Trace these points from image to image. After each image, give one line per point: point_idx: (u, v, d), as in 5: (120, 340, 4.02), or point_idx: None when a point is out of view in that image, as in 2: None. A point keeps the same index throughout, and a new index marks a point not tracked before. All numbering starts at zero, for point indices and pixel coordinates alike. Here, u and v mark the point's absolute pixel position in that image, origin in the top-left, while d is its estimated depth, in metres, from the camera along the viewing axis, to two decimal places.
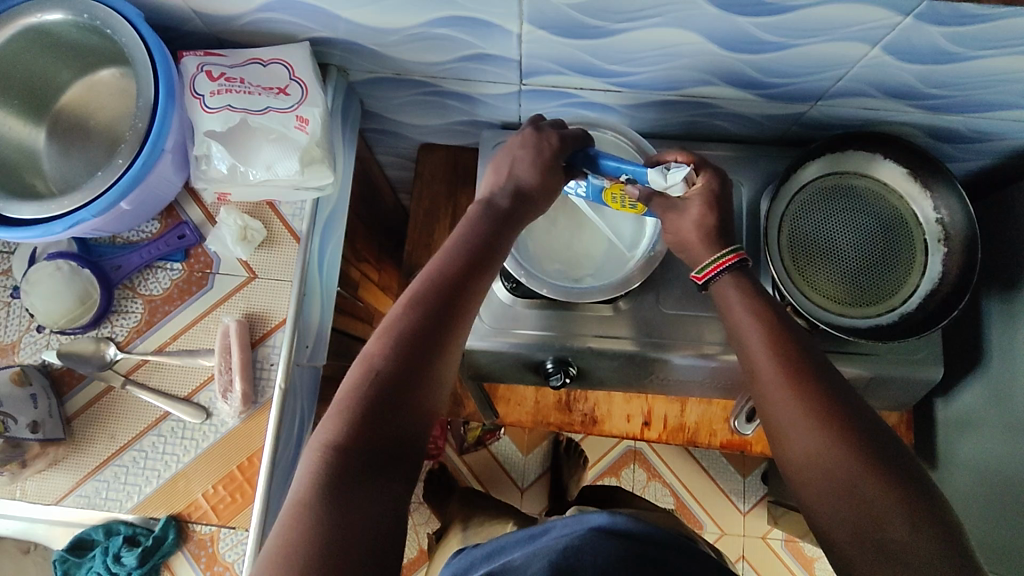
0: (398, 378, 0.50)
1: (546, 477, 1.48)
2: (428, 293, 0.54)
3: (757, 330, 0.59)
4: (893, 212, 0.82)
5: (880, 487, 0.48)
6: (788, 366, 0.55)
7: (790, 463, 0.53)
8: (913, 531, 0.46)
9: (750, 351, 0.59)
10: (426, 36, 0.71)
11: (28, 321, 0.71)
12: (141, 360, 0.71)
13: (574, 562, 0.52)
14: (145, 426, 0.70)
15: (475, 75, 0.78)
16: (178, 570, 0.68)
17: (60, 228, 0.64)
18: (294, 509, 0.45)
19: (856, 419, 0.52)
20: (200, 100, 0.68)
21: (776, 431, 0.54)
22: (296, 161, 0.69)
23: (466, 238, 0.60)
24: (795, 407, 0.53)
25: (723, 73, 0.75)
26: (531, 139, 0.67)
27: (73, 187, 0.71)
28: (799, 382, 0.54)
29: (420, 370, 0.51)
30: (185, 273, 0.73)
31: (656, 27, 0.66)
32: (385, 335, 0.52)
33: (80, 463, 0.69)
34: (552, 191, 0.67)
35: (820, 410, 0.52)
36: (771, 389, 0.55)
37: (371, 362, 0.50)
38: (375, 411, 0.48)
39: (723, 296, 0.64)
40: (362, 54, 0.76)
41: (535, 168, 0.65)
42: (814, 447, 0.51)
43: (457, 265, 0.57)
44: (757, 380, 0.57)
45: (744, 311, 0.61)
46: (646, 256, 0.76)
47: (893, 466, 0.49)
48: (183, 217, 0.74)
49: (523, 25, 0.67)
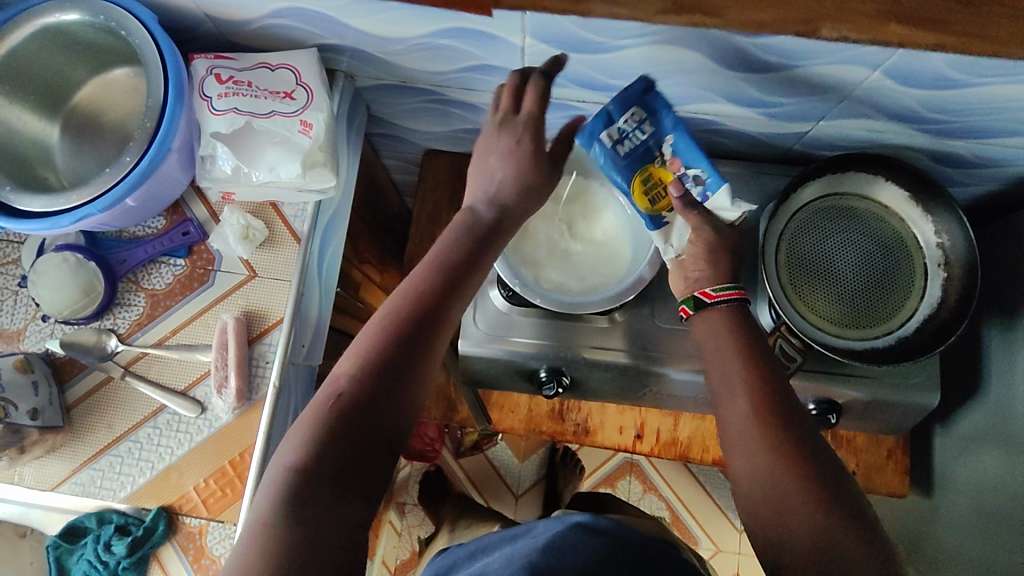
0: (364, 401, 0.49)
1: (541, 485, 1.50)
2: (404, 311, 0.53)
3: (722, 347, 0.59)
4: (892, 234, 0.82)
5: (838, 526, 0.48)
6: (752, 388, 0.55)
7: (747, 497, 0.52)
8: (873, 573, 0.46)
9: (725, 378, 0.57)
10: (431, 46, 0.72)
11: (34, 310, 0.73)
12: (140, 352, 0.72)
13: (562, 554, 0.54)
14: (142, 418, 0.71)
15: (479, 84, 0.80)
16: (167, 560, 0.69)
17: (67, 223, 0.65)
18: (255, 529, 0.46)
19: (816, 459, 0.51)
20: (208, 102, 0.69)
21: (740, 468, 0.53)
22: (298, 164, 0.70)
23: (448, 253, 0.58)
24: (761, 437, 0.52)
25: (724, 91, 0.76)
26: (502, 142, 0.63)
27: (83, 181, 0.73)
28: (762, 409, 0.54)
29: (386, 392, 0.50)
30: (187, 269, 0.75)
31: (655, 44, 0.67)
32: (356, 356, 0.51)
33: (77, 451, 0.71)
34: (535, 197, 0.64)
35: (783, 440, 0.52)
36: (744, 424, 0.54)
37: (338, 383, 0.50)
38: (337, 435, 0.48)
39: (704, 319, 0.61)
40: (369, 62, 0.77)
41: (513, 173, 0.63)
42: (774, 483, 0.50)
43: (437, 277, 0.56)
44: (721, 402, 0.56)
45: (707, 330, 0.61)
46: (634, 278, 0.76)
47: (849, 505, 0.49)
48: (188, 214, 0.76)
49: (525, 38, 0.69)
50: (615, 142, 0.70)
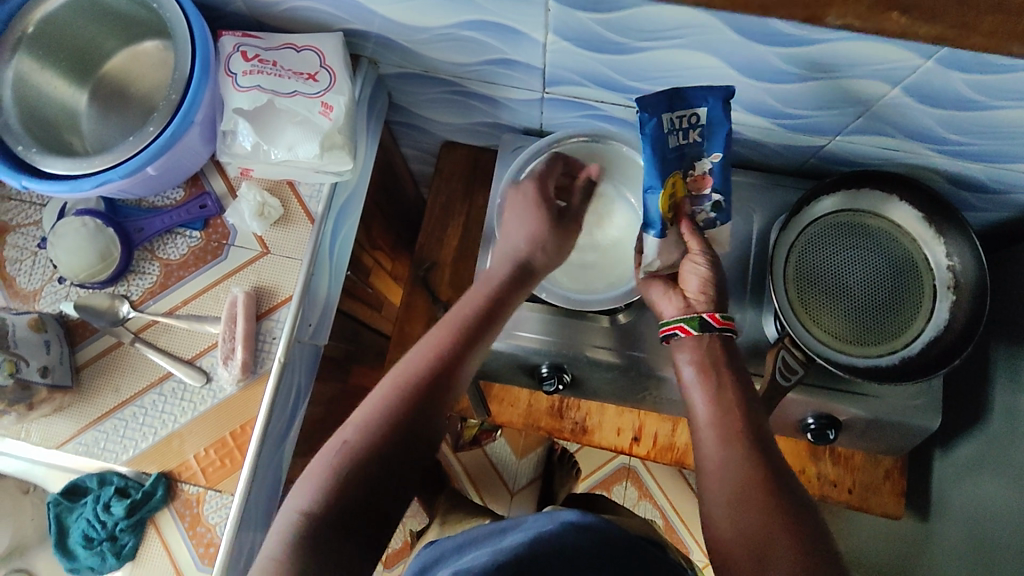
0: (373, 450, 0.54)
1: (537, 484, 1.50)
2: (416, 368, 0.59)
3: (701, 390, 0.62)
4: (904, 255, 0.82)
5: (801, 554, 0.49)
6: (727, 426, 0.59)
7: (723, 528, 0.54)
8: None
9: (706, 416, 0.60)
10: (454, 37, 0.73)
11: (51, 272, 0.76)
12: (151, 320, 0.74)
13: (544, 550, 0.54)
14: (148, 384, 0.72)
15: (500, 78, 0.81)
16: (163, 525, 0.69)
17: (88, 186, 0.66)
18: (265, 563, 0.49)
19: (788, 499, 0.54)
20: (232, 78, 0.70)
21: (715, 508, 0.55)
22: (317, 145, 0.71)
23: (466, 312, 0.65)
24: (735, 468, 0.56)
25: (743, 100, 0.76)
26: (517, 196, 0.76)
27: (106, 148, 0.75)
28: (738, 444, 0.57)
29: (394, 444, 0.55)
30: (202, 241, 0.76)
31: (677, 48, 0.68)
32: (369, 410, 0.56)
33: (84, 411, 0.72)
34: (562, 253, 0.73)
35: (756, 472, 0.55)
36: (725, 461, 0.56)
37: (348, 433, 0.55)
38: (348, 481, 0.53)
39: (689, 354, 0.65)
40: (393, 49, 0.79)
41: (535, 231, 0.72)
42: (745, 512, 0.53)
43: (465, 329, 0.63)
44: (701, 437, 0.60)
45: (690, 366, 0.64)
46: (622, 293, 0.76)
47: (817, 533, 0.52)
48: (207, 187, 0.77)
49: (548, 35, 0.69)
50: (666, 130, 0.66)
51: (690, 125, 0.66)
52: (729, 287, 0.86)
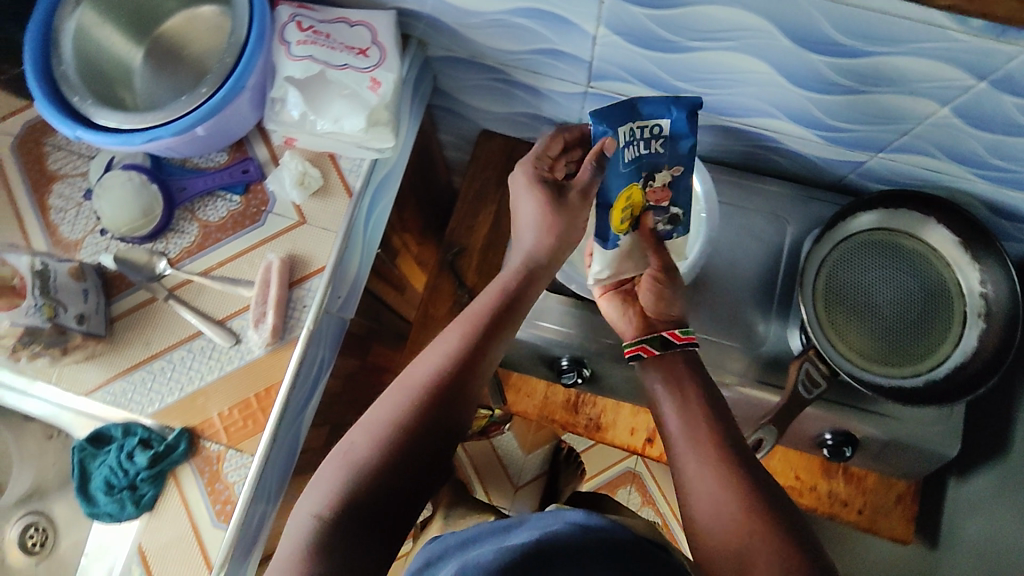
0: (384, 460, 0.52)
1: (542, 479, 1.50)
2: (424, 377, 0.56)
3: (669, 401, 0.63)
4: (936, 278, 0.81)
5: (778, 552, 0.50)
6: (694, 433, 0.59)
7: (700, 531, 0.54)
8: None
9: (675, 427, 0.61)
10: (505, 23, 0.74)
11: (93, 223, 0.78)
12: (186, 279, 0.75)
13: (549, 549, 0.54)
14: (179, 339, 0.74)
15: (545, 68, 0.82)
16: (183, 480, 0.70)
17: (140, 141, 0.68)
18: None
19: (765, 498, 0.54)
20: (286, 47, 0.71)
21: (694, 516, 0.55)
22: (363, 119, 0.72)
23: (475, 312, 0.61)
24: (700, 469, 0.56)
25: (787, 108, 0.76)
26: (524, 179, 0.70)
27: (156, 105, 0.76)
28: (701, 445, 0.58)
29: (407, 452, 0.53)
30: (242, 206, 0.78)
31: (727, 50, 0.68)
32: (375, 420, 0.54)
33: (113, 361, 0.74)
34: (577, 227, 0.67)
35: (725, 470, 0.55)
36: (694, 467, 0.57)
37: (355, 447, 0.53)
38: (360, 492, 0.51)
39: (656, 372, 0.65)
40: (444, 32, 0.80)
41: (543, 207, 0.66)
42: (716, 511, 0.53)
43: (472, 341, 0.59)
44: (671, 446, 0.60)
45: (656, 383, 0.64)
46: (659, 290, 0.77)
47: (788, 523, 0.52)
48: (250, 153, 0.79)
49: (599, 27, 0.70)
50: (628, 139, 0.66)
51: (653, 134, 0.68)
52: (757, 297, 0.86)
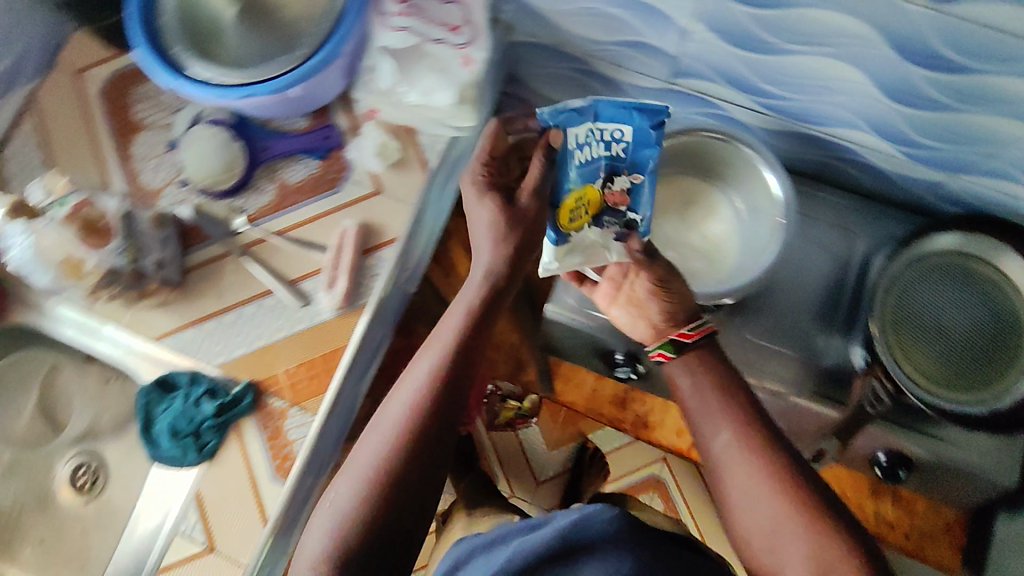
0: (373, 504, 0.51)
1: (564, 478, 1.51)
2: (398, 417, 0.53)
3: (692, 386, 0.61)
4: (1011, 308, 0.78)
5: (818, 536, 0.53)
6: (724, 421, 0.58)
7: (741, 520, 0.56)
8: (857, 573, 0.52)
9: (704, 418, 0.59)
10: (597, 12, 0.74)
11: (173, 174, 0.79)
12: (262, 237, 0.77)
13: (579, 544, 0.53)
14: (251, 295, 0.75)
15: (629, 61, 0.81)
16: (246, 434, 0.72)
17: (235, 96, 0.69)
18: None
19: (807, 483, 0.56)
20: (385, 17, 0.71)
21: (731, 497, 0.57)
22: (453, 93, 0.73)
23: (441, 337, 0.56)
24: (737, 466, 0.57)
25: (874, 121, 0.75)
26: (475, 196, 0.60)
27: (243, 66, 0.70)
28: (734, 443, 0.57)
29: (394, 492, 0.51)
30: (320, 171, 0.79)
31: (824, 56, 0.68)
32: (356, 470, 0.53)
33: (184, 311, 0.75)
34: (540, 233, 0.59)
35: (763, 459, 0.56)
36: (730, 455, 0.57)
37: (341, 498, 0.52)
38: (355, 537, 0.50)
39: (684, 371, 0.62)
40: (531, 17, 0.79)
41: (499, 217, 0.58)
42: (759, 507, 0.55)
43: (440, 371, 0.54)
44: (699, 435, 0.60)
45: (684, 378, 0.61)
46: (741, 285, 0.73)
47: (831, 512, 0.54)
48: (332, 120, 0.80)
49: (695, 23, 0.69)
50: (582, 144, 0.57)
51: (613, 139, 0.58)
52: (819, 309, 0.86)
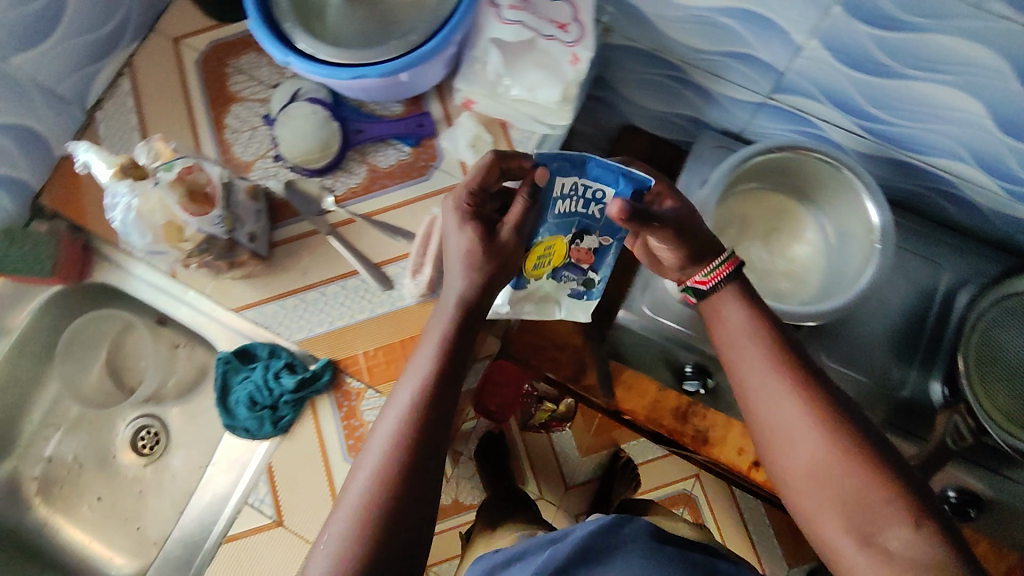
0: (372, 531, 0.49)
1: (593, 485, 1.49)
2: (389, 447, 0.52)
3: (735, 327, 0.61)
4: None
5: (870, 474, 0.50)
6: (762, 359, 0.58)
7: (784, 462, 0.55)
8: (907, 520, 0.48)
9: (747, 361, 0.58)
10: (706, 21, 0.73)
11: (265, 147, 0.80)
12: (350, 218, 0.77)
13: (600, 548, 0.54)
14: (334, 275, 0.76)
15: (728, 72, 0.80)
16: (321, 408, 0.73)
17: (346, 76, 0.69)
18: None
19: (854, 420, 0.53)
20: (497, 9, 0.70)
21: (775, 438, 0.55)
22: (558, 91, 0.73)
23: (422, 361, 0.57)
24: (777, 393, 0.56)
25: (980, 153, 0.73)
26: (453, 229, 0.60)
27: (340, 41, 0.72)
28: (773, 371, 0.57)
29: (391, 517, 0.50)
30: (411, 158, 0.79)
31: (944, 83, 0.67)
32: (348, 501, 0.51)
33: (268, 284, 0.76)
34: (510, 268, 0.61)
35: (808, 395, 0.55)
36: (773, 394, 0.56)
37: (337, 530, 0.50)
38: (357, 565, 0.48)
39: (720, 308, 0.62)
40: (634, 20, 0.79)
41: (472, 249, 0.59)
42: (797, 437, 0.54)
43: (424, 394, 0.55)
44: (738, 377, 0.59)
45: (733, 313, 0.61)
46: (817, 309, 0.72)
47: (876, 449, 0.52)
48: (426, 109, 0.80)
49: (811, 39, 0.68)
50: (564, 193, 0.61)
51: (594, 198, 0.62)
52: (897, 339, 0.84)
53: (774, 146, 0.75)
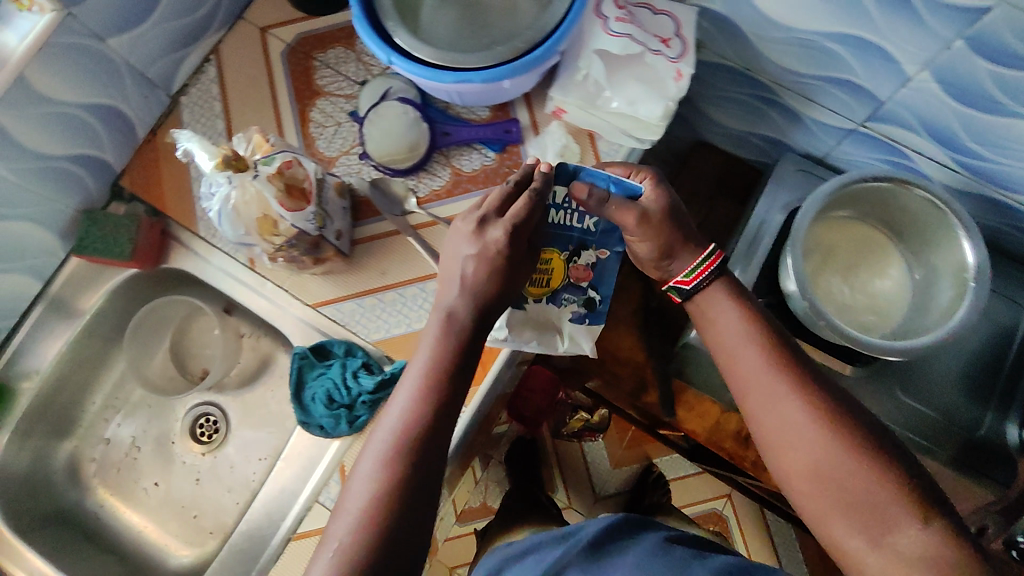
0: (378, 530, 0.48)
1: (623, 497, 1.44)
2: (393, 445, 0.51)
3: (732, 327, 0.60)
4: None
5: (872, 469, 0.50)
6: (759, 361, 0.57)
7: (786, 463, 0.54)
8: (912, 512, 0.49)
9: (745, 366, 0.58)
10: (812, 45, 0.72)
11: (350, 144, 0.79)
12: (432, 220, 0.76)
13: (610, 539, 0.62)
14: (413, 277, 0.75)
15: (822, 96, 0.79)
16: None
17: (449, 80, 0.67)
18: None
19: (856, 417, 0.53)
20: (603, 21, 0.70)
21: (776, 442, 0.55)
22: (660, 106, 0.71)
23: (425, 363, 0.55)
24: (777, 395, 0.55)
25: None
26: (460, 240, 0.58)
27: (434, 36, 0.70)
28: (771, 373, 0.56)
29: (398, 512, 0.49)
30: (495, 163, 0.78)
31: None
32: (354, 501, 0.50)
33: (346, 282, 0.76)
34: (507, 288, 0.58)
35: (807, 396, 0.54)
36: (772, 397, 0.55)
37: (341, 532, 0.49)
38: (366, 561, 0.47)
39: (713, 301, 0.62)
40: (732, 40, 0.77)
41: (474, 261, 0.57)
42: (799, 439, 0.53)
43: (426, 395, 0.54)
44: (735, 380, 0.59)
45: (732, 309, 0.60)
46: (906, 345, 0.70)
47: (885, 449, 0.52)
48: (513, 116, 0.79)
49: (922, 71, 0.67)
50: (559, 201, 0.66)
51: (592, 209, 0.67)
52: (972, 378, 0.83)
53: (853, 180, 0.73)
